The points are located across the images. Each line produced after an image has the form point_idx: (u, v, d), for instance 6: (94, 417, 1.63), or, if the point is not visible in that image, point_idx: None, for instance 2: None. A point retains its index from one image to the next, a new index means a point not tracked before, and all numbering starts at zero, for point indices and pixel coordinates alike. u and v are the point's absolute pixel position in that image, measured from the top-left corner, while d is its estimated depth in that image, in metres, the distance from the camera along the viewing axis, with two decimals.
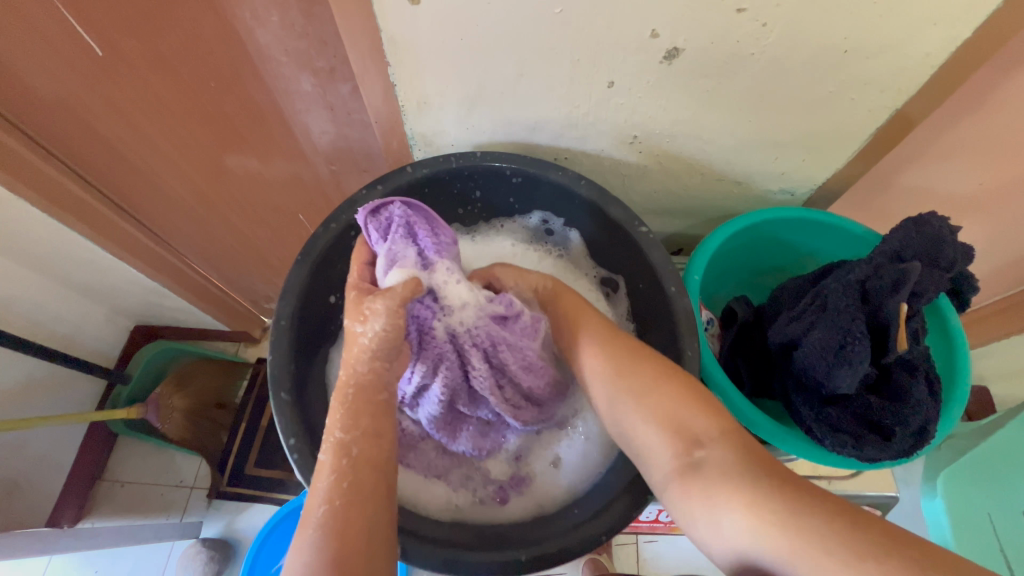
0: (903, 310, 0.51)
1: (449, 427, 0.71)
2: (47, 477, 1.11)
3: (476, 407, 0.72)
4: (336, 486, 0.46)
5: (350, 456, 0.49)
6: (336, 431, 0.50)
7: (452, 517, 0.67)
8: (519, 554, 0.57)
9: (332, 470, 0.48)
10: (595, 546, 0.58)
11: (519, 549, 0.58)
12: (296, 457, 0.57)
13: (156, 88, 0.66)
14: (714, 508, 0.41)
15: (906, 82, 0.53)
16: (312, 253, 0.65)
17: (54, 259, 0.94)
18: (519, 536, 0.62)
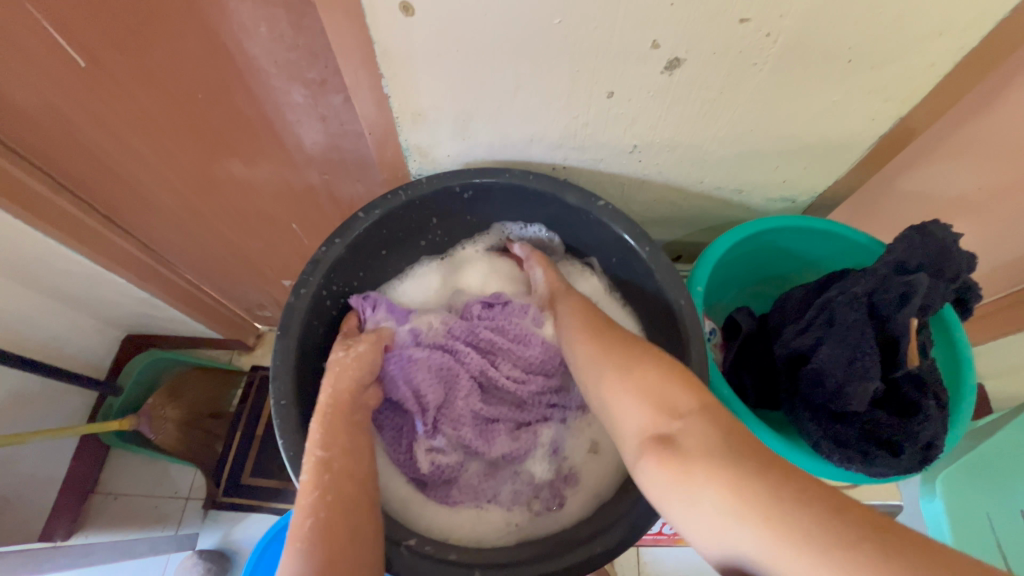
0: (914, 324, 0.50)
1: (481, 440, 0.71)
2: (37, 493, 1.09)
3: (495, 409, 0.73)
4: (318, 498, 0.48)
5: (331, 471, 0.50)
6: (317, 449, 0.52)
7: (518, 536, 0.64)
8: (594, 548, 0.56)
9: (315, 485, 0.49)
10: (651, 522, 0.55)
11: (592, 544, 0.57)
12: None
13: (142, 101, 0.64)
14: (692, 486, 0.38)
15: (909, 91, 0.52)
16: (290, 327, 0.61)
17: (40, 272, 0.92)
18: (586, 533, 0.60)
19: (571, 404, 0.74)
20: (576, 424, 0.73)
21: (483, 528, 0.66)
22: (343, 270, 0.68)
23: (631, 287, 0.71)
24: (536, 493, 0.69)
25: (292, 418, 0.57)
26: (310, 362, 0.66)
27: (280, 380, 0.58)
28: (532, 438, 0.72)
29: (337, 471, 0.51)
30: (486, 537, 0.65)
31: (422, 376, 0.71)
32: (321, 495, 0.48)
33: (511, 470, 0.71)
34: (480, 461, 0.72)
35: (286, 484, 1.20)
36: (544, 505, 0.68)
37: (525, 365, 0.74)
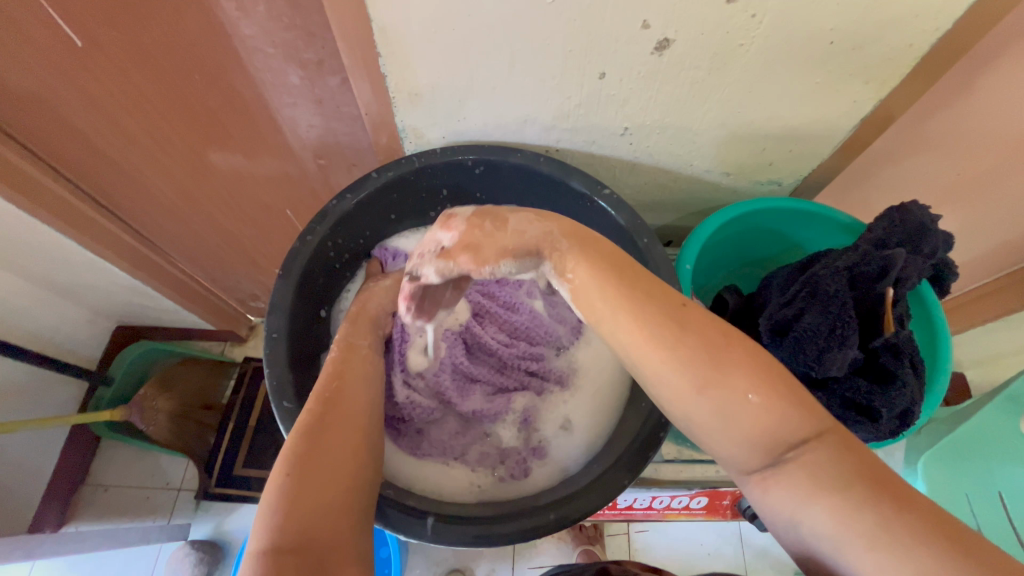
0: (889, 295, 0.53)
1: (457, 392, 0.70)
2: (27, 483, 1.08)
3: (477, 367, 0.72)
4: (325, 402, 0.51)
5: (339, 385, 0.54)
6: (328, 368, 0.56)
7: (475, 498, 0.63)
8: (548, 512, 0.53)
9: (323, 393, 0.52)
10: (620, 492, 0.54)
11: (548, 506, 0.54)
12: None
13: (137, 81, 0.64)
14: (803, 503, 0.37)
15: (889, 73, 0.54)
16: (294, 271, 0.62)
17: (31, 259, 0.91)
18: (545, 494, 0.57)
19: (553, 377, 0.71)
20: (554, 398, 0.70)
21: (445, 485, 0.65)
22: (349, 226, 0.68)
23: None
24: (503, 458, 0.67)
25: (281, 353, 0.59)
26: (309, 311, 0.67)
27: (278, 316, 0.59)
28: (506, 403, 0.70)
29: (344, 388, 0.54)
30: (449, 492, 0.64)
31: (416, 323, 0.71)
32: (328, 400, 0.52)
33: (481, 430, 0.69)
34: (453, 417, 0.70)
35: None
36: (509, 471, 0.65)
37: (510, 330, 0.74)
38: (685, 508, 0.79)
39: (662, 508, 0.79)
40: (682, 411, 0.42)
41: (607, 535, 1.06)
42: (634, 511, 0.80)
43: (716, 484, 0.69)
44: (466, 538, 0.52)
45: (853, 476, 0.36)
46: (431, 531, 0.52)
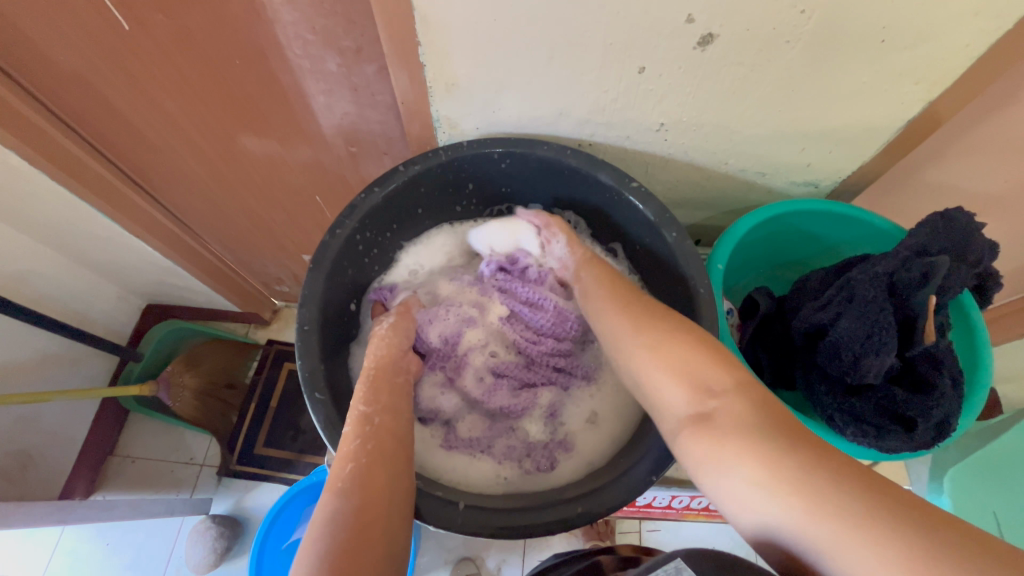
0: (930, 302, 0.51)
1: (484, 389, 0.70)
2: (60, 451, 1.13)
3: (503, 364, 0.71)
4: (360, 447, 0.49)
5: (372, 425, 0.51)
6: (360, 404, 0.53)
7: (502, 490, 0.62)
8: (575, 507, 0.53)
9: (356, 437, 0.50)
10: (645, 489, 0.53)
11: (575, 503, 0.53)
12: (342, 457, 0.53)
13: (180, 64, 0.66)
14: (724, 465, 0.40)
15: (941, 74, 0.52)
16: (324, 261, 0.60)
17: (72, 236, 0.95)
18: (571, 489, 0.56)
19: (579, 371, 0.71)
20: (580, 393, 0.70)
21: (471, 477, 0.64)
22: (379, 219, 0.66)
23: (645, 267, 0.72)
24: (529, 452, 0.66)
25: (314, 344, 0.57)
26: (339, 302, 0.65)
27: (310, 309, 0.58)
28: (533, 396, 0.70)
29: (378, 427, 0.52)
30: (475, 485, 0.63)
31: (445, 326, 0.72)
32: (361, 446, 0.49)
33: (507, 425, 0.69)
34: (478, 413, 0.70)
35: (299, 454, 1.23)
36: (534, 464, 0.64)
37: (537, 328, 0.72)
38: (700, 509, 0.79)
39: (679, 507, 0.79)
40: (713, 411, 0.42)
41: (618, 532, 1.06)
42: (650, 510, 0.80)
43: None
44: (492, 528, 0.51)
45: (888, 484, 0.35)
46: (466, 521, 0.51)
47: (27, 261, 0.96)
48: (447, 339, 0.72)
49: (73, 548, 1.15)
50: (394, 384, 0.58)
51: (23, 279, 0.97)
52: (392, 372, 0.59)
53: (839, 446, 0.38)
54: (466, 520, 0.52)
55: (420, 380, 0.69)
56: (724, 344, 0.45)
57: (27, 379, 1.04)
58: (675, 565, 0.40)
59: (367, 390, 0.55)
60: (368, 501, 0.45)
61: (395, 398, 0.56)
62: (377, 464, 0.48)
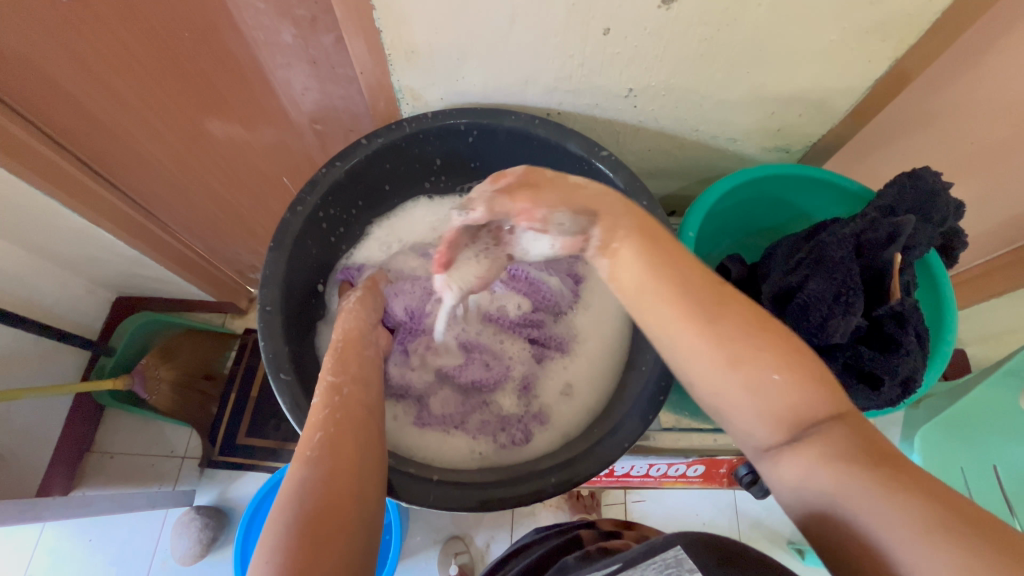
0: (897, 261, 0.51)
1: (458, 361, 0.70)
2: (33, 450, 1.10)
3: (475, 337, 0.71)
4: (329, 417, 0.48)
5: (341, 395, 0.51)
6: (328, 375, 0.52)
7: (479, 465, 0.62)
8: (551, 478, 0.52)
9: (325, 407, 0.49)
10: (620, 456, 0.53)
11: (550, 473, 0.53)
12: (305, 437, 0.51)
13: (125, 39, 0.62)
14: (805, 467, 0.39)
15: (907, 31, 0.51)
16: (286, 240, 0.58)
17: (28, 227, 0.91)
18: (547, 460, 0.56)
19: (553, 344, 0.70)
20: (555, 364, 0.70)
21: (445, 451, 0.63)
22: (343, 196, 0.64)
23: None
24: (504, 426, 0.66)
25: (279, 326, 0.56)
26: (305, 283, 0.63)
27: (273, 289, 0.56)
28: (506, 369, 0.70)
29: (347, 397, 0.51)
30: (450, 460, 0.63)
31: (411, 299, 0.71)
32: (331, 416, 0.48)
33: (481, 399, 0.69)
34: (450, 388, 0.70)
35: (282, 442, 1.21)
36: (510, 438, 0.64)
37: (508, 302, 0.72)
38: (682, 477, 0.80)
39: (660, 476, 0.79)
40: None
41: (604, 505, 1.08)
42: (632, 480, 0.81)
43: (713, 453, 0.69)
44: (469, 502, 0.51)
45: None
46: (439, 497, 0.51)
47: None
48: (415, 314, 0.71)
49: (55, 546, 1.14)
50: (369, 362, 0.57)
51: None
52: (363, 345, 0.58)
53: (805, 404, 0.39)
54: (440, 497, 0.51)
55: (390, 356, 0.68)
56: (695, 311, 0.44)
57: None
58: (674, 552, 0.41)
59: (336, 361, 0.54)
60: (337, 468, 0.44)
61: (368, 374, 0.55)
62: (348, 430, 0.47)
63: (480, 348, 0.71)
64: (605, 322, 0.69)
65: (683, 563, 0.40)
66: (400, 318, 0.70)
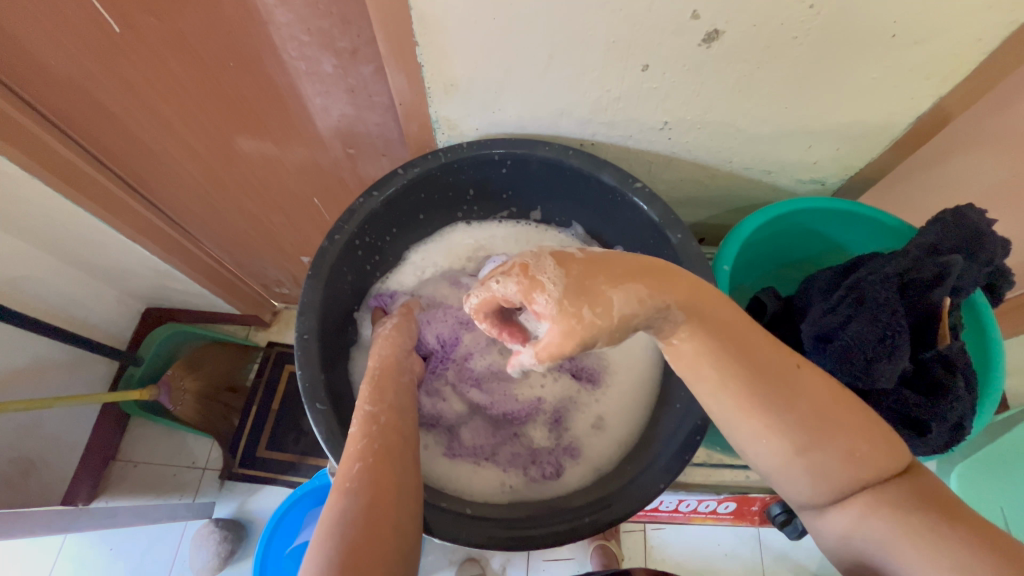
0: (944, 303, 0.50)
1: (489, 391, 0.70)
2: (61, 457, 1.12)
3: (506, 367, 0.71)
4: (367, 447, 0.48)
5: (378, 425, 0.51)
6: (365, 404, 0.53)
7: (509, 499, 0.61)
8: (584, 517, 0.52)
9: (363, 437, 0.49)
10: (655, 496, 0.52)
11: (584, 512, 0.52)
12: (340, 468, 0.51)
13: (173, 67, 0.65)
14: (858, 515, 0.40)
15: (953, 69, 0.51)
16: (323, 268, 0.59)
17: (68, 240, 0.94)
18: (579, 498, 0.56)
19: (584, 375, 0.69)
20: (587, 398, 0.69)
21: (477, 485, 0.63)
22: (377, 224, 0.65)
23: None
24: (535, 459, 0.65)
25: (315, 354, 0.56)
26: (338, 308, 0.64)
27: (310, 316, 0.56)
28: (537, 401, 0.69)
29: (383, 425, 0.51)
30: (481, 493, 0.63)
31: (442, 328, 0.71)
32: (369, 445, 0.48)
33: (512, 431, 0.68)
34: (481, 418, 0.69)
35: (302, 457, 1.22)
36: (541, 471, 0.64)
37: None
38: (708, 511, 0.78)
39: (686, 510, 0.78)
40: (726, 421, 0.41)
41: (623, 532, 1.06)
42: (657, 512, 0.79)
43: (745, 491, 0.68)
44: (501, 539, 0.50)
45: None
46: (472, 534, 0.50)
47: (22, 266, 0.95)
48: (447, 342, 0.71)
49: (77, 554, 1.15)
50: (401, 388, 0.57)
51: (18, 285, 0.96)
52: (397, 371, 0.59)
53: None
54: (475, 534, 0.50)
55: (423, 386, 0.68)
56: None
57: (26, 385, 1.03)
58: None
59: (373, 390, 0.54)
60: (377, 500, 0.44)
61: (401, 399, 0.55)
62: (385, 460, 0.47)
63: (509, 377, 0.71)
64: (640, 350, 0.68)
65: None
66: (433, 346, 0.71)
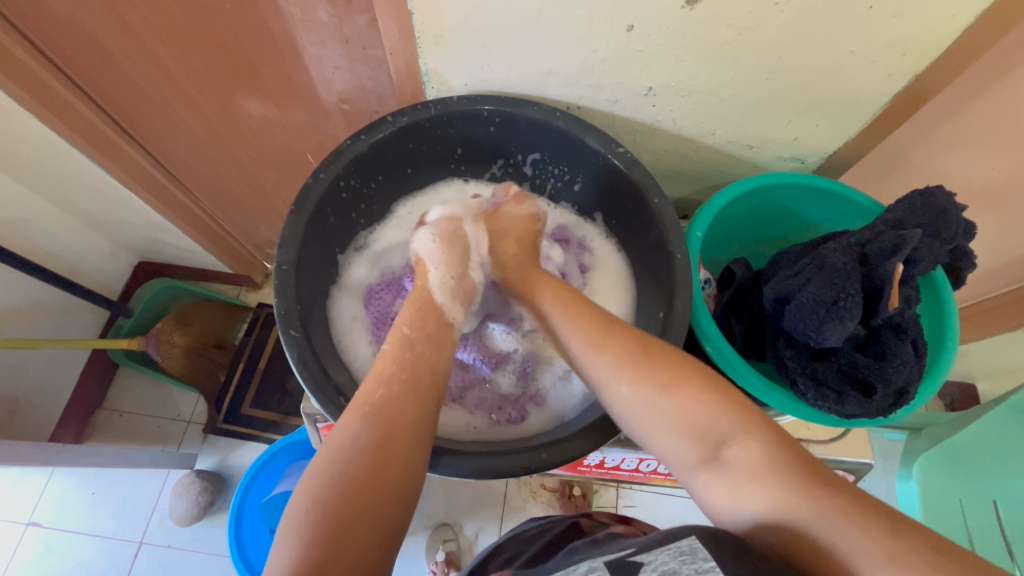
0: (898, 271, 0.51)
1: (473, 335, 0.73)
2: (47, 401, 1.14)
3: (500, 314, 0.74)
4: (394, 373, 0.51)
5: (412, 353, 0.54)
6: (405, 327, 0.56)
7: (472, 437, 0.64)
8: (539, 455, 0.54)
9: (394, 361, 0.53)
10: (608, 441, 0.54)
11: (540, 450, 0.54)
12: (313, 392, 0.52)
13: (170, 7, 0.65)
14: (740, 494, 0.41)
15: (928, 46, 0.52)
16: (307, 205, 0.60)
17: (61, 184, 0.94)
18: (538, 437, 0.58)
19: None
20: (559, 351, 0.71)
21: (445, 421, 0.66)
22: (364, 169, 0.66)
23: (618, 232, 0.73)
24: (501, 405, 0.68)
25: (292, 286, 0.58)
26: (320, 246, 0.65)
27: (291, 248, 0.58)
28: (508, 350, 0.72)
29: (415, 354, 0.54)
30: (446, 431, 0.65)
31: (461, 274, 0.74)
32: (395, 373, 0.51)
33: (478, 379, 0.71)
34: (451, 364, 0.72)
35: (286, 415, 1.25)
36: (505, 415, 0.67)
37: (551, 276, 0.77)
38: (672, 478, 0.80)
39: (648, 473, 0.80)
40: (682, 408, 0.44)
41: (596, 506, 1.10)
42: (620, 474, 0.82)
43: None
44: (459, 469, 0.52)
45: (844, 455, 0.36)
46: (430, 462, 0.52)
47: (14, 207, 0.95)
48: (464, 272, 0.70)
49: (60, 496, 1.18)
50: None
51: (11, 226, 0.97)
52: None
53: (784, 448, 0.42)
54: (436, 462, 0.53)
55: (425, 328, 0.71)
56: (669, 381, 0.46)
57: (14, 326, 1.05)
58: (689, 542, 0.37)
59: None
60: (390, 432, 0.47)
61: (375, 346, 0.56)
62: (359, 457, 0.45)
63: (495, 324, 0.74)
64: (606, 313, 0.72)
65: (698, 553, 0.36)
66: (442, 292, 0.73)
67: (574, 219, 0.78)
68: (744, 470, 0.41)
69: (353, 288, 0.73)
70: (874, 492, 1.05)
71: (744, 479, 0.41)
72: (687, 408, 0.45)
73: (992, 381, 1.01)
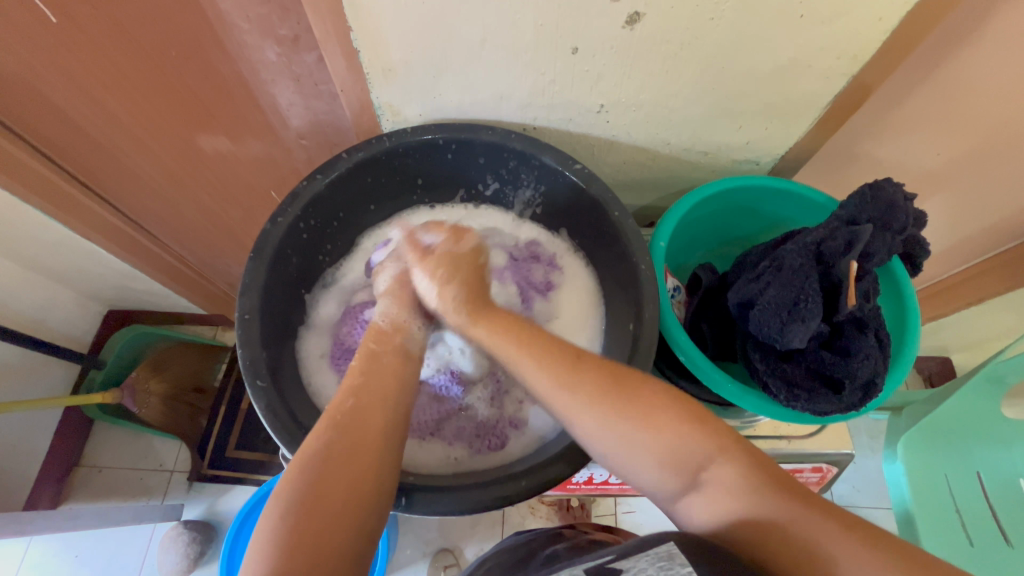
0: (853, 268, 0.53)
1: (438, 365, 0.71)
2: (21, 463, 1.09)
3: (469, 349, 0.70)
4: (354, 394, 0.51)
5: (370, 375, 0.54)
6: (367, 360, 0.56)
7: (453, 469, 0.64)
8: (521, 482, 0.53)
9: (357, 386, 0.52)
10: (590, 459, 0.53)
11: (521, 477, 0.54)
12: (284, 444, 0.52)
13: (118, 60, 0.62)
14: (717, 515, 0.43)
15: (860, 48, 0.54)
16: (266, 250, 0.59)
17: (19, 241, 0.91)
18: (516, 465, 0.58)
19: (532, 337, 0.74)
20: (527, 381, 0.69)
21: (423, 456, 0.66)
22: (323, 208, 0.66)
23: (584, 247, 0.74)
24: (481, 433, 0.69)
25: (257, 332, 0.57)
26: (284, 289, 0.64)
27: (253, 295, 0.57)
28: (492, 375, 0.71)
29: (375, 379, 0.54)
30: (426, 465, 0.65)
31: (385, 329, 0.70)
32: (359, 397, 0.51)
33: (455, 409, 0.71)
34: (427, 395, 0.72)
35: (272, 455, 1.22)
36: (485, 444, 0.67)
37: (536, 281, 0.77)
38: None
39: None
40: (646, 425, 0.46)
41: (595, 517, 1.09)
42: (610, 486, 0.82)
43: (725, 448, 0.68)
44: (443, 504, 0.52)
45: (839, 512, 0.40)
46: (412, 501, 0.52)
47: None
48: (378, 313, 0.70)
49: (41, 562, 1.13)
50: None
51: None
52: None
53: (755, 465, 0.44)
54: (416, 499, 0.52)
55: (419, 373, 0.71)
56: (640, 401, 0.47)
57: None
58: (667, 547, 0.37)
59: None
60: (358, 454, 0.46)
61: None
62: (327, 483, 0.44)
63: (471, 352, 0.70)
64: (574, 331, 0.73)
65: (676, 558, 0.36)
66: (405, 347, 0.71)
67: (539, 236, 0.79)
68: (720, 493, 0.43)
69: (322, 326, 0.72)
70: (864, 472, 1.07)
71: (721, 502, 0.43)
72: (665, 437, 0.45)
73: (966, 353, 1.04)
